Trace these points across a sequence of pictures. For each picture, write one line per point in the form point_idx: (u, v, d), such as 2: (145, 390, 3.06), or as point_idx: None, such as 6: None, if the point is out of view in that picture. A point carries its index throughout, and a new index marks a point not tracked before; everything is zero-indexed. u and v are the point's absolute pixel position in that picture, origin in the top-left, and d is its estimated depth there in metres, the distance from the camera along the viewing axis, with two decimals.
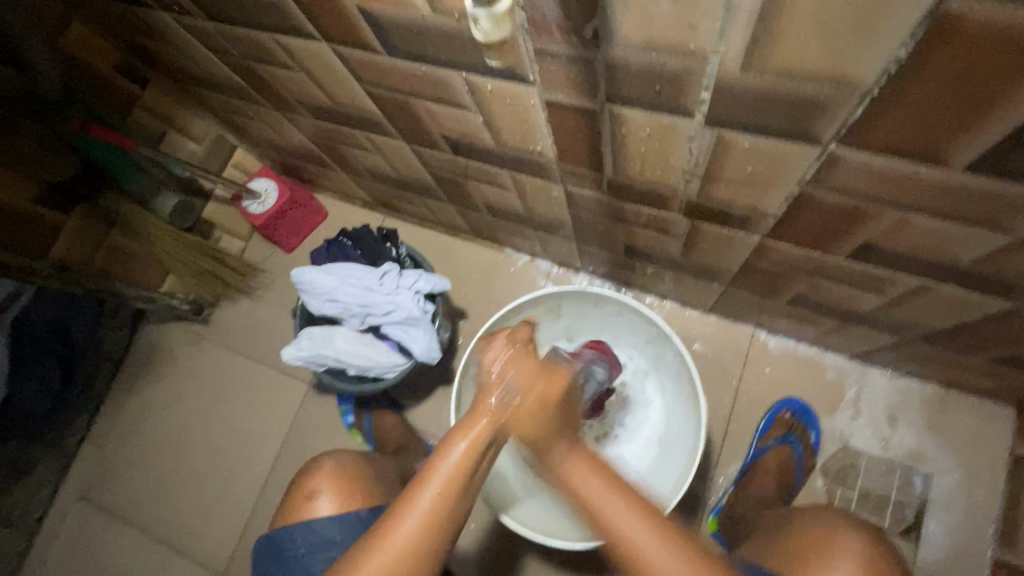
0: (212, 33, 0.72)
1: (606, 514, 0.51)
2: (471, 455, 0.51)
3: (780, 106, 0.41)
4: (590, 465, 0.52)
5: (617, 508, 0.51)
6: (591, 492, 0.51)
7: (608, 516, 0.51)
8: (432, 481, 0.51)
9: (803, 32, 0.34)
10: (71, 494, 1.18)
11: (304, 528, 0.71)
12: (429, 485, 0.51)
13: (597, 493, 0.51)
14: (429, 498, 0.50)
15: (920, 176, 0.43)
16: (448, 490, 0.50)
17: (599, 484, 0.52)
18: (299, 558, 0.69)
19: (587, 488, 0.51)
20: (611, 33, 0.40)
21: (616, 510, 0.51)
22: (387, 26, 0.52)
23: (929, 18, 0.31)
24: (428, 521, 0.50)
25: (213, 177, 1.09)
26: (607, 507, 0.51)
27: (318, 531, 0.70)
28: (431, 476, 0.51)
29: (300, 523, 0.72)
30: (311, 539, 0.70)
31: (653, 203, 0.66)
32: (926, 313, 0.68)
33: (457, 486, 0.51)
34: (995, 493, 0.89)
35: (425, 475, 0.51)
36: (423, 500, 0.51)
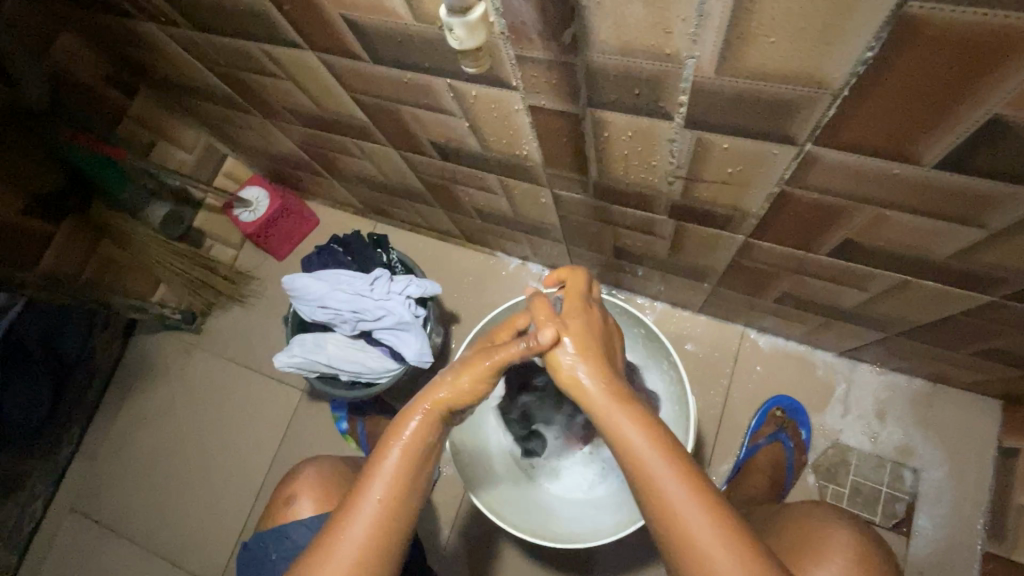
0: (199, 43, 0.73)
1: (645, 465, 0.51)
2: (408, 458, 0.57)
3: (756, 108, 0.42)
4: (632, 414, 0.55)
5: (656, 464, 0.51)
6: (634, 443, 0.53)
7: (649, 469, 0.51)
8: (376, 487, 0.55)
9: (773, 35, 0.35)
10: (64, 507, 1.18)
11: (278, 533, 0.71)
12: (371, 492, 0.54)
13: (639, 443, 0.53)
14: (372, 502, 0.54)
15: (894, 173, 0.44)
16: (392, 492, 0.54)
17: (642, 439, 0.53)
18: (269, 562, 0.69)
19: (630, 440, 0.53)
20: (589, 39, 0.41)
21: (652, 464, 0.51)
22: (372, 36, 0.53)
23: (892, 21, 0.32)
24: (376, 528, 0.53)
25: (205, 188, 1.09)
26: (647, 459, 0.52)
27: (292, 536, 0.70)
28: (373, 484, 0.55)
29: (276, 529, 0.71)
30: (283, 545, 0.70)
31: (639, 204, 0.67)
32: (909, 308, 0.69)
33: (399, 489, 0.55)
34: (984, 485, 0.90)
35: (367, 484, 0.55)
36: (367, 503, 0.54)
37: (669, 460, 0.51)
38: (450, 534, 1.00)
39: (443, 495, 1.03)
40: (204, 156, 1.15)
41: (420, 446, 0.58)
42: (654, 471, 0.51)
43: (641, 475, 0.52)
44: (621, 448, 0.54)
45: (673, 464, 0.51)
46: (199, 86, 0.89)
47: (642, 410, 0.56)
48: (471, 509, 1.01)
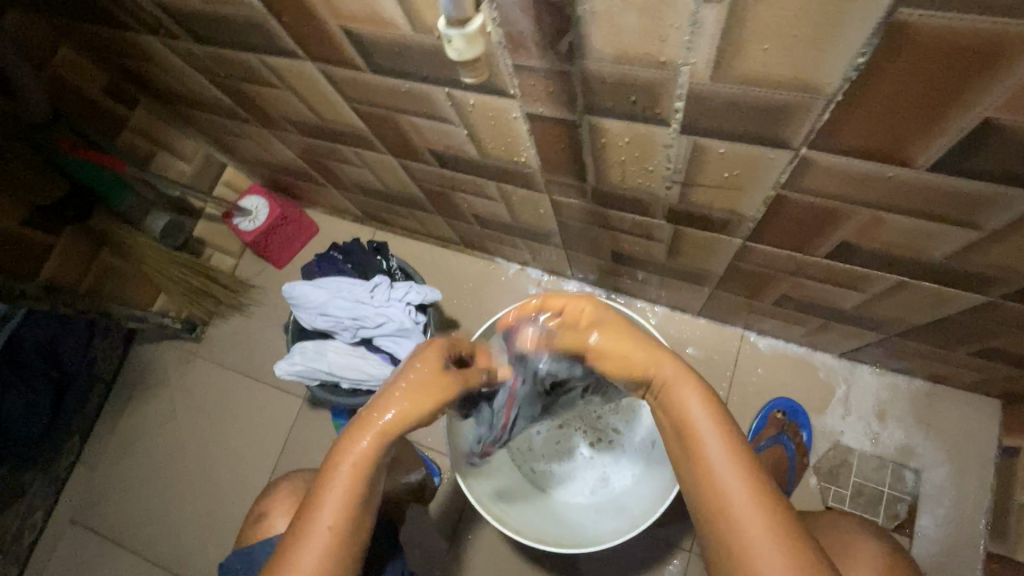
0: (199, 55, 0.74)
1: (701, 435, 0.52)
2: (356, 479, 0.54)
3: (752, 113, 0.43)
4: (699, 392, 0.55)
5: (710, 435, 0.52)
6: (693, 413, 0.54)
7: (703, 441, 0.52)
8: (328, 510, 0.53)
9: (767, 42, 0.36)
10: (65, 518, 1.17)
11: (246, 554, 0.70)
12: (322, 517, 0.53)
13: (699, 416, 0.53)
14: (326, 526, 0.53)
15: (890, 176, 0.44)
16: (342, 515, 0.53)
17: (702, 411, 0.54)
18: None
19: (689, 410, 0.54)
20: (585, 47, 0.42)
21: (706, 437, 0.52)
22: (371, 46, 0.53)
23: (882, 28, 0.32)
24: (328, 553, 0.53)
25: (205, 197, 1.10)
26: (703, 431, 0.52)
27: (256, 556, 0.69)
28: (321, 512, 0.53)
29: (244, 550, 0.71)
30: (249, 565, 0.68)
31: (637, 209, 0.67)
32: (907, 309, 0.69)
33: (350, 513, 0.54)
34: (985, 485, 0.90)
35: (315, 509, 0.53)
36: (320, 528, 0.53)
37: (726, 436, 0.52)
38: (452, 541, 1.00)
39: (444, 501, 1.02)
40: (203, 166, 1.15)
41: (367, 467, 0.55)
42: (709, 444, 0.51)
43: (694, 446, 0.52)
44: (678, 418, 0.55)
45: (728, 440, 0.51)
46: (198, 97, 0.90)
47: (705, 387, 0.56)
48: (472, 515, 1.01)
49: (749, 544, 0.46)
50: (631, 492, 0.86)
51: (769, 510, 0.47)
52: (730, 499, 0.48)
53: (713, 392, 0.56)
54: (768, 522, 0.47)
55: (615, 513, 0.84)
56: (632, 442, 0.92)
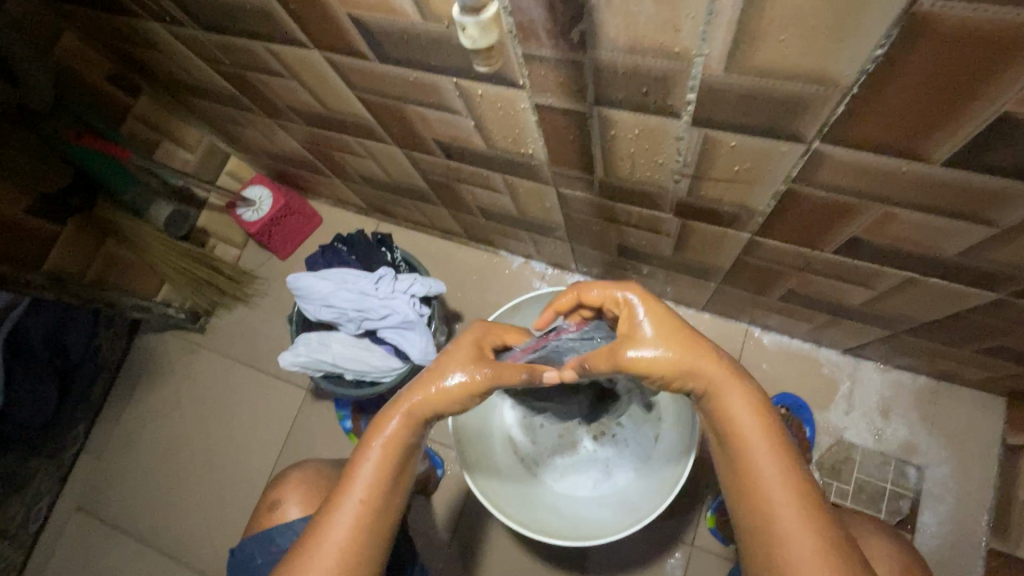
0: (204, 43, 0.73)
1: (749, 446, 0.51)
2: (386, 457, 0.55)
3: (766, 106, 0.42)
4: (748, 399, 0.52)
5: (756, 446, 0.51)
6: (743, 424, 0.52)
7: (751, 454, 0.51)
8: (355, 488, 0.54)
9: (784, 33, 0.35)
10: (70, 505, 1.18)
11: (263, 537, 0.71)
12: (354, 491, 0.54)
13: (745, 425, 0.52)
14: (353, 504, 0.54)
15: (904, 171, 0.44)
16: (372, 493, 0.54)
17: (749, 418, 0.52)
18: (255, 568, 0.69)
19: (737, 419, 0.52)
20: (597, 37, 0.41)
21: (753, 450, 0.51)
22: (379, 34, 0.53)
23: (903, 19, 0.32)
24: (356, 533, 0.53)
25: (209, 187, 1.09)
26: (749, 441, 0.51)
27: (277, 540, 0.70)
28: (352, 486, 0.54)
29: (261, 534, 0.71)
30: (269, 549, 0.70)
31: (644, 202, 0.67)
32: (915, 306, 0.69)
33: (379, 491, 0.54)
34: (988, 482, 0.90)
35: (347, 484, 0.55)
36: (346, 507, 0.54)
37: (773, 446, 0.51)
38: (455, 533, 1.00)
39: (447, 493, 1.03)
40: (207, 156, 1.14)
41: (402, 445, 0.56)
42: (757, 456, 0.50)
43: (741, 456, 0.51)
44: (726, 425, 0.53)
45: (775, 450, 0.50)
46: (203, 86, 0.89)
47: (753, 392, 0.53)
48: (475, 507, 1.01)
49: (794, 559, 0.46)
50: (638, 484, 0.86)
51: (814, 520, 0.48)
52: (779, 512, 0.48)
53: (761, 395, 0.53)
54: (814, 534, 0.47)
55: (622, 505, 0.84)
56: (637, 436, 0.91)
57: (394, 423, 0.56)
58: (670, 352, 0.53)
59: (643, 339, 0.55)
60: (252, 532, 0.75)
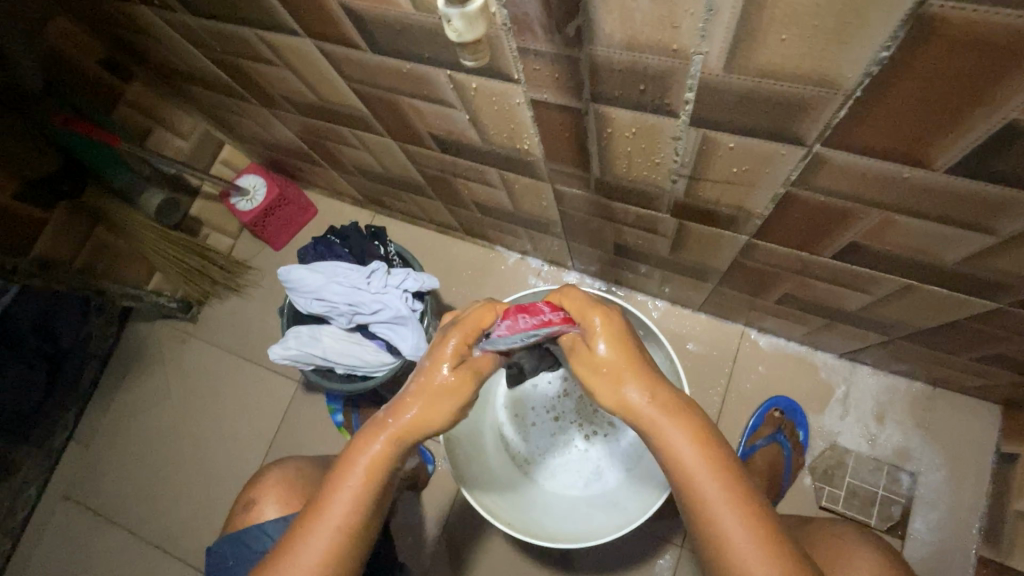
0: (194, 28, 0.71)
1: (693, 479, 0.49)
2: (366, 482, 0.54)
3: (765, 107, 0.41)
4: (690, 432, 0.51)
5: (705, 482, 0.49)
6: (688, 459, 0.50)
7: (698, 487, 0.49)
8: (332, 512, 0.53)
9: (785, 32, 0.34)
10: (59, 493, 1.17)
11: (238, 539, 0.70)
12: (331, 515, 0.52)
13: (689, 459, 0.50)
14: (327, 530, 0.52)
15: (905, 177, 0.43)
16: (350, 515, 0.53)
17: (692, 451, 0.50)
18: (229, 569, 0.68)
19: (681, 453, 0.50)
20: (593, 33, 0.40)
21: (700, 482, 0.49)
22: (371, 23, 0.51)
23: (911, 20, 0.30)
24: (332, 555, 0.52)
25: (202, 176, 1.08)
26: (695, 473, 0.49)
27: (250, 543, 0.69)
28: (330, 508, 0.53)
29: (235, 535, 0.70)
30: (243, 551, 0.69)
31: (641, 202, 0.66)
32: (913, 313, 0.68)
33: (355, 514, 0.53)
34: (981, 489, 0.89)
35: (325, 504, 0.53)
36: (321, 533, 0.52)
37: (723, 480, 0.49)
38: (445, 531, 1.00)
39: (437, 489, 1.02)
40: (201, 144, 1.13)
41: (383, 465, 0.54)
42: (705, 489, 0.49)
43: (687, 488, 0.50)
44: (671, 463, 0.51)
45: (726, 481, 0.49)
46: (195, 73, 0.88)
47: (699, 423, 0.52)
48: (465, 504, 1.01)
49: None
50: (627, 488, 0.85)
51: (773, 551, 0.46)
52: (731, 543, 0.47)
53: (706, 426, 0.52)
54: (775, 563, 0.46)
55: (608, 510, 0.83)
56: (626, 439, 0.91)
57: (377, 445, 0.54)
58: (627, 371, 0.54)
59: (597, 359, 0.56)
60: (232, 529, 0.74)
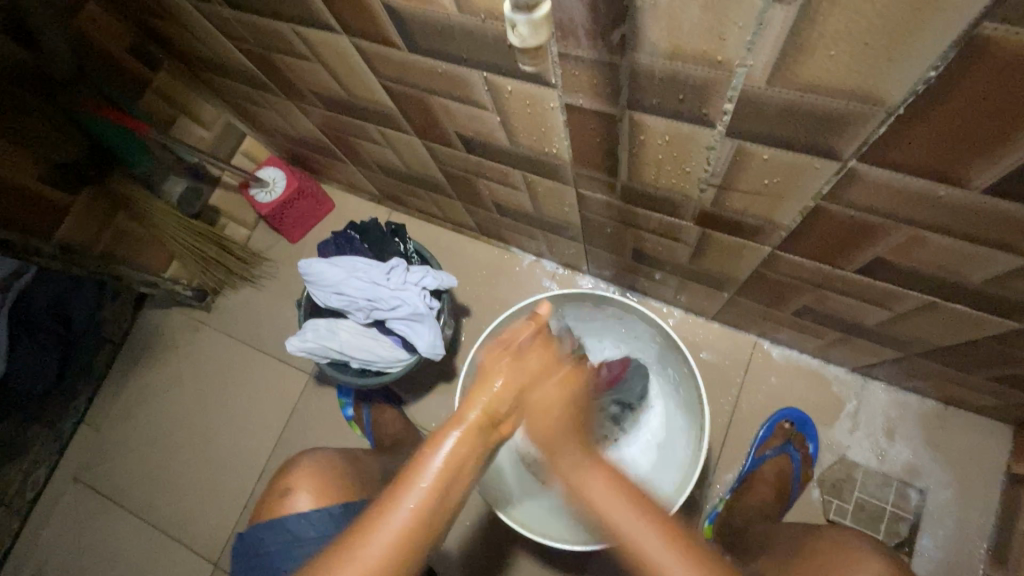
0: (231, 21, 0.72)
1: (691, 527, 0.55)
2: (442, 475, 0.50)
3: (806, 122, 0.41)
4: None
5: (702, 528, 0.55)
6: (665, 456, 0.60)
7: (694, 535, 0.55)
8: (403, 505, 0.49)
9: (833, 48, 0.34)
10: (68, 475, 1.18)
11: (277, 526, 0.70)
12: (398, 509, 0.49)
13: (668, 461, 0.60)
14: (400, 518, 0.49)
15: (939, 195, 0.43)
16: (419, 514, 0.49)
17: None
18: (268, 556, 0.68)
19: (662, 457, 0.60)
20: (637, 41, 0.41)
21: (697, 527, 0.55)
22: (411, 22, 0.52)
23: (961, 42, 0.31)
24: (393, 556, 0.48)
25: (225, 166, 1.09)
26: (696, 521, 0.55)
27: (289, 529, 0.69)
28: (392, 514, 0.49)
29: (272, 521, 0.71)
30: (281, 538, 0.69)
31: (665, 209, 0.66)
32: (932, 330, 0.68)
33: (429, 510, 0.49)
34: (989, 509, 0.90)
35: (386, 508, 0.49)
36: (390, 525, 0.49)
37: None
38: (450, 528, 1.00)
39: None
40: (224, 134, 1.14)
41: (454, 472, 0.50)
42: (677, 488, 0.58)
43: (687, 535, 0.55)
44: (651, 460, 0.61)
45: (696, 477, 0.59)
46: (225, 65, 0.89)
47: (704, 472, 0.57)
48: (473, 502, 1.01)
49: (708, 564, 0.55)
50: (660, 465, 0.87)
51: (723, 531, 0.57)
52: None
53: None
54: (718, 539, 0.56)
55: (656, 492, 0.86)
56: (643, 429, 0.92)
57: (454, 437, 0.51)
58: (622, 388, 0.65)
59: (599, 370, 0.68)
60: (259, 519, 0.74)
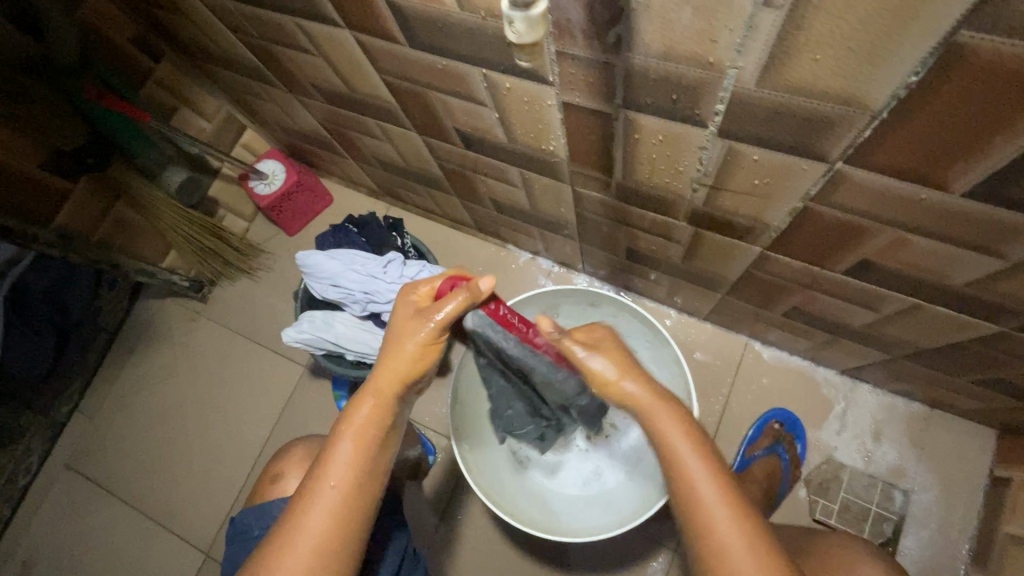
0: (234, 13, 0.73)
1: (692, 487, 0.51)
2: (361, 444, 0.55)
3: (794, 123, 0.42)
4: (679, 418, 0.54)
5: (705, 491, 0.51)
6: (676, 446, 0.53)
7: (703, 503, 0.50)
8: (331, 474, 0.53)
9: (819, 52, 0.36)
10: (60, 463, 1.18)
11: (260, 511, 0.71)
12: (331, 477, 0.53)
13: (684, 450, 0.52)
14: (330, 489, 0.53)
15: (922, 198, 0.44)
16: (344, 486, 0.53)
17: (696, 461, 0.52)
18: (250, 539, 0.69)
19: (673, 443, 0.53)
20: (632, 41, 0.42)
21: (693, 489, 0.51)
22: (413, 18, 0.53)
23: (940, 49, 0.32)
24: (341, 505, 0.53)
25: (224, 157, 1.09)
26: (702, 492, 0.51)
27: (271, 514, 0.70)
28: (329, 472, 0.54)
29: (256, 506, 0.71)
30: (263, 521, 0.70)
31: (659, 208, 0.67)
32: (918, 332, 0.69)
33: (357, 474, 0.54)
34: (971, 511, 0.91)
35: (322, 469, 0.54)
36: (321, 498, 0.53)
37: (725, 495, 0.50)
38: (441, 521, 1.01)
39: (437, 479, 1.04)
40: (224, 126, 1.14)
41: (375, 428, 0.55)
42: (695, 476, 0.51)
43: (688, 497, 0.51)
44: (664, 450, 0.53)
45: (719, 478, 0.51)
46: (227, 56, 0.89)
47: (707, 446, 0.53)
48: (463, 496, 1.02)
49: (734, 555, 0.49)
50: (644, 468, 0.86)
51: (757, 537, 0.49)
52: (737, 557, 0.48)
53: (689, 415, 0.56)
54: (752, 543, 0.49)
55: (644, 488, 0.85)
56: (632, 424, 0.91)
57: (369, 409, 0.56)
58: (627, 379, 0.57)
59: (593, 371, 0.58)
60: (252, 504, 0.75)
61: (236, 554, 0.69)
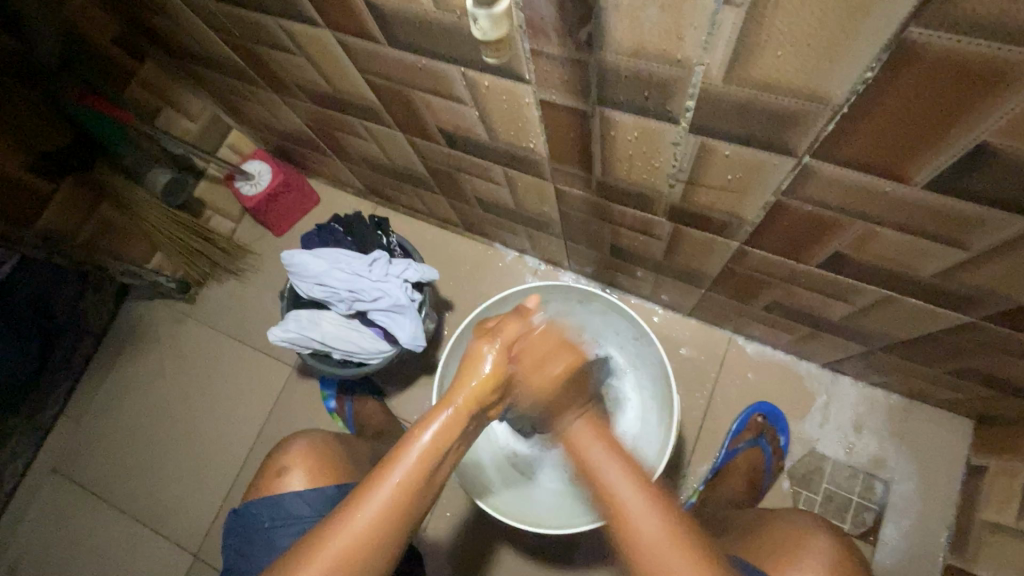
0: (215, 13, 0.73)
1: (630, 518, 0.56)
2: (427, 452, 0.55)
3: (760, 118, 0.44)
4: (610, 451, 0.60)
5: (636, 504, 0.56)
6: (609, 475, 0.58)
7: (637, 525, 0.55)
8: (393, 475, 0.54)
9: (780, 49, 0.37)
10: (46, 467, 1.18)
11: (273, 502, 0.71)
12: (391, 477, 0.54)
13: (617, 480, 0.58)
14: (390, 485, 0.53)
15: (886, 191, 0.46)
16: (407, 484, 0.54)
17: (634, 496, 0.57)
18: (262, 531, 0.69)
19: (605, 473, 0.58)
20: (603, 40, 0.43)
21: (626, 495, 0.57)
22: (391, 18, 0.53)
23: (893, 44, 0.34)
24: (389, 514, 0.53)
25: (210, 158, 1.09)
26: (634, 511, 0.56)
27: (287, 507, 0.70)
28: (393, 468, 0.54)
29: (269, 498, 0.72)
30: (277, 514, 0.70)
31: (639, 205, 0.69)
32: (891, 324, 0.71)
33: (418, 476, 0.54)
34: (949, 499, 0.93)
35: (387, 464, 0.55)
36: (383, 490, 0.53)
37: (645, 495, 0.57)
38: (431, 517, 1.02)
39: None
40: (209, 127, 1.14)
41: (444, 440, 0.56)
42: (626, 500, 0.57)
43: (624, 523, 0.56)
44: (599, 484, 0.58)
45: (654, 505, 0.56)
46: (210, 57, 0.89)
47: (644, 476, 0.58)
48: (452, 493, 1.03)
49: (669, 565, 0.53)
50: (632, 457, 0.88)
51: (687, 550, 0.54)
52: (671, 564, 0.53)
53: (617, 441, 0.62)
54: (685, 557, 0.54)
55: None
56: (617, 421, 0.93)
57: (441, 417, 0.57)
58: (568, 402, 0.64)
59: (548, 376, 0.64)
60: (255, 495, 0.75)
61: (245, 544, 0.70)
